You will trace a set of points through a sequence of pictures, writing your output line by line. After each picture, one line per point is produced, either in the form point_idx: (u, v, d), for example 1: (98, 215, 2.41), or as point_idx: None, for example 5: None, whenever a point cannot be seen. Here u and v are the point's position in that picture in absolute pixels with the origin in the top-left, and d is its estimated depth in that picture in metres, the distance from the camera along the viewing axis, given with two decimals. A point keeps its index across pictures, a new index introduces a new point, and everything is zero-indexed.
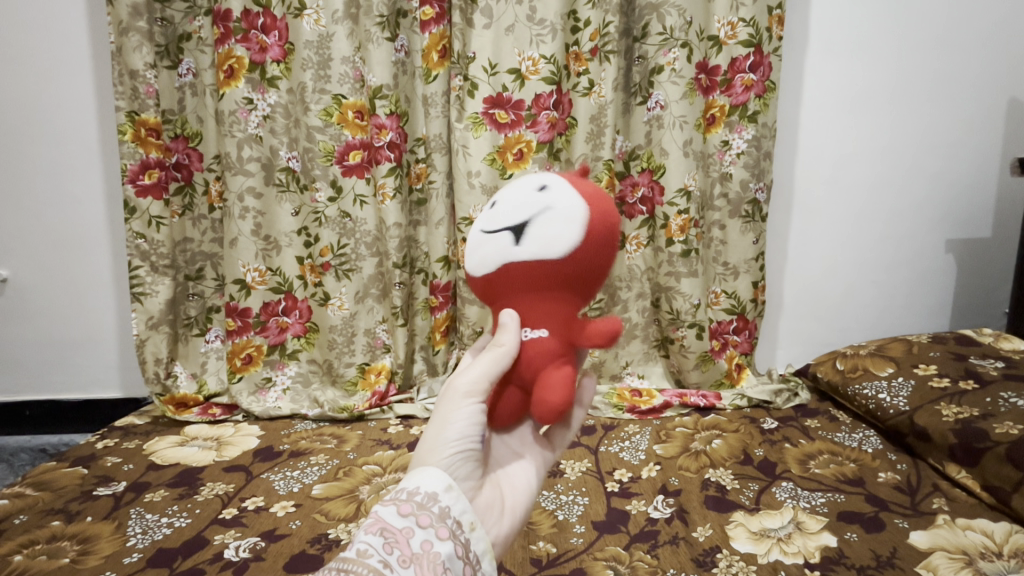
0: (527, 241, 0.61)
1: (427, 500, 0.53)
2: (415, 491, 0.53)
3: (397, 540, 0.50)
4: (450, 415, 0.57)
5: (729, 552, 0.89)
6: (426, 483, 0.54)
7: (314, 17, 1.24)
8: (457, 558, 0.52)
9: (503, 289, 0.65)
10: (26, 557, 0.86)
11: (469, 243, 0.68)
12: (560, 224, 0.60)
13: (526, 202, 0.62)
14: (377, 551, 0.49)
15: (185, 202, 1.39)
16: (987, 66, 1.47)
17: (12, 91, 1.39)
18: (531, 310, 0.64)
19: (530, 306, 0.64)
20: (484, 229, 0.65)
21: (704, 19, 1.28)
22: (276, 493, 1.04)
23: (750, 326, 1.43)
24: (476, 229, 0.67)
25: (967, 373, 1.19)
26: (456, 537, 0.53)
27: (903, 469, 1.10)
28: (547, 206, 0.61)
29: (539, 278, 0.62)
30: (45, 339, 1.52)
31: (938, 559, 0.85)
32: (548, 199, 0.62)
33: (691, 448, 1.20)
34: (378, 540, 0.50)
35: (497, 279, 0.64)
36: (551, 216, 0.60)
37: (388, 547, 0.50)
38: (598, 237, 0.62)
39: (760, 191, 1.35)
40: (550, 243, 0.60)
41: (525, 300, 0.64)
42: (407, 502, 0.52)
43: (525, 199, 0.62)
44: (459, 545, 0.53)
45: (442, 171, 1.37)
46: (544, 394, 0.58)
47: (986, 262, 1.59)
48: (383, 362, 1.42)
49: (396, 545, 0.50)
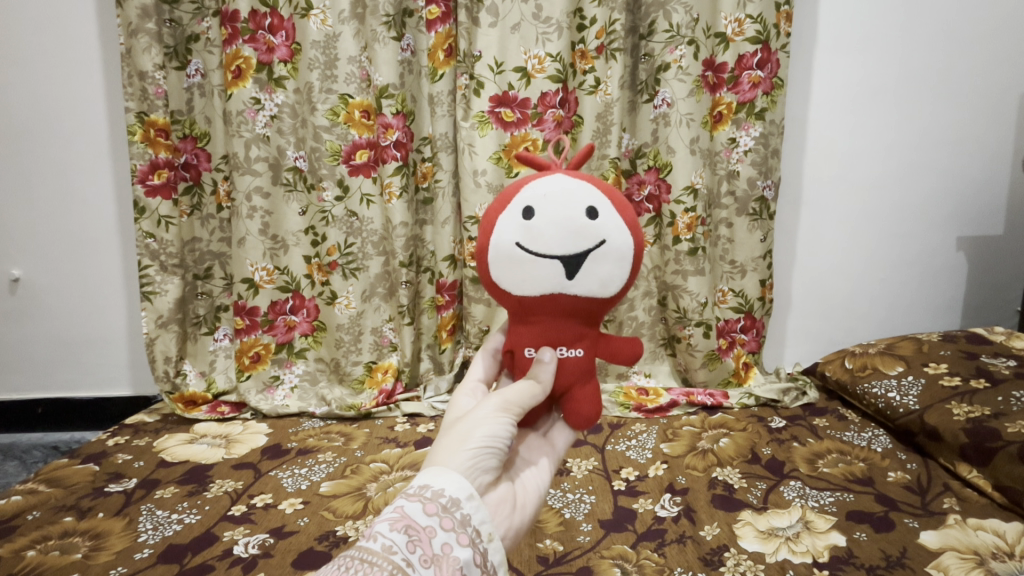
0: (578, 278, 0.66)
1: (451, 504, 0.53)
2: (440, 493, 0.53)
3: (420, 539, 0.50)
4: (482, 418, 0.59)
5: (736, 551, 0.88)
6: (448, 486, 0.54)
7: (320, 17, 1.25)
8: (474, 565, 0.52)
9: (541, 309, 0.69)
10: (38, 552, 0.87)
11: (496, 250, 0.67)
12: (615, 266, 0.66)
13: (581, 235, 0.64)
14: (401, 548, 0.49)
15: (194, 202, 1.39)
16: (996, 63, 1.45)
17: (23, 94, 1.40)
18: (560, 332, 0.71)
19: (560, 330, 0.71)
20: (524, 246, 0.65)
21: (711, 17, 1.27)
22: (284, 491, 1.05)
23: (759, 324, 1.42)
24: (512, 237, 0.66)
25: (978, 372, 1.18)
26: (476, 545, 0.53)
27: (914, 469, 1.09)
28: (602, 240, 0.65)
29: (585, 305, 0.69)
30: (57, 339, 1.54)
31: (948, 559, 0.84)
32: (603, 231, 0.65)
33: (698, 447, 1.20)
34: (402, 537, 0.50)
35: (537, 301, 0.69)
36: (605, 252, 0.65)
37: (411, 545, 0.50)
38: (634, 267, 0.69)
39: (768, 189, 1.34)
40: (604, 282, 0.67)
41: (562, 324, 0.70)
42: (432, 501, 0.52)
43: (580, 233, 0.64)
44: (477, 553, 0.53)
45: (447, 171, 1.39)
46: (580, 406, 0.71)
47: (996, 261, 1.57)
48: (390, 361, 1.44)
49: (419, 544, 0.50)
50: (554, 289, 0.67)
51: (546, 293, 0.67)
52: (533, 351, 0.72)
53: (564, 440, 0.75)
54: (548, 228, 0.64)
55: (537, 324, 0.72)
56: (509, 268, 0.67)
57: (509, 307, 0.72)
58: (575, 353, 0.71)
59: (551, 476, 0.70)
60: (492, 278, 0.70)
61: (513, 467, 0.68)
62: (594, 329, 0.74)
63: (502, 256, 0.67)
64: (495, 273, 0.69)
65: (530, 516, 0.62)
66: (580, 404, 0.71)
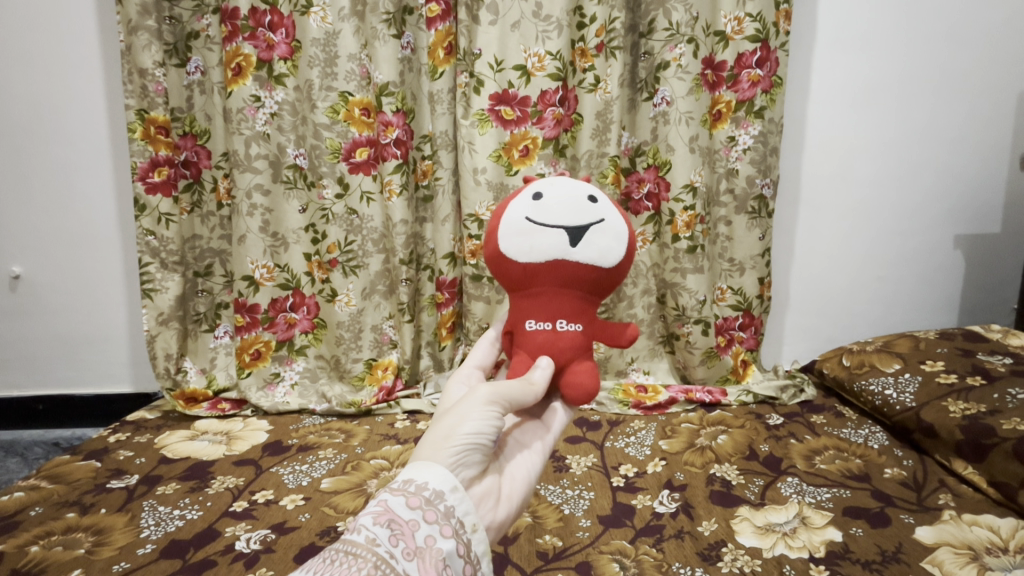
0: (582, 246, 0.70)
1: (434, 496, 0.53)
2: (423, 486, 0.53)
3: (402, 532, 0.51)
4: (467, 414, 0.59)
5: (734, 546, 0.89)
6: (432, 479, 0.54)
7: (320, 15, 1.25)
8: (458, 556, 0.53)
9: (543, 278, 0.73)
10: (41, 547, 0.88)
11: (505, 226, 0.72)
12: (614, 239, 0.71)
13: (583, 210, 0.70)
14: (383, 542, 0.50)
15: (194, 199, 1.40)
16: (996, 62, 1.46)
17: (22, 91, 1.40)
18: (561, 304, 0.74)
19: (560, 303, 0.74)
20: (533, 218, 0.70)
21: (711, 15, 1.28)
22: (285, 487, 1.05)
23: (757, 322, 1.43)
24: (521, 212, 0.71)
25: (974, 370, 1.19)
26: (459, 536, 0.54)
27: (910, 464, 1.10)
28: (601, 218, 0.71)
29: (587, 276, 0.72)
30: (57, 336, 1.54)
31: (943, 554, 0.85)
32: (602, 212, 0.72)
33: (696, 444, 1.21)
34: (385, 531, 0.50)
35: (541, 269, 0.72)
36: (605, 227, 0.71)
37: (394, 538, 0.50)
38: (630, 249, 0.74)
39: (767, 187, 1.35)
40: (604, 253, 0.71)
41: (562, 295, 0.73)
42: (416, 495, 0.53)
43: (582, 207, 0.70)
44: (461, 544, 0.54)
45: (448, 168, 1.39)
46: (578, 380, 0.72)
47: (993, 259, 1.58)
48: (390, 358, 1.44)
49: (401, 538, 0.51)
50: (559, 257, 0.70)
51: (551, 259, 0.70)
52: (534, 324, 0.75)
53: (559, 420, 0.76)
54: (554, 202, 0.70)
55: (538, 297, 0.75)
56: (516, 238, 0.71)
57: (511, 280, 0.74)
58: (574, 328, 0.75)
59: (545, 458, 0.71)
60: (498, 253, 0.73)
61: (504, 453, 0.69)
62: (592, 310, 0.77)
63: (512, 229, 0.71)
64: (502, 246, 0.72)
65: (520, 504, 0.63)
66: (577, 376, 0.73)
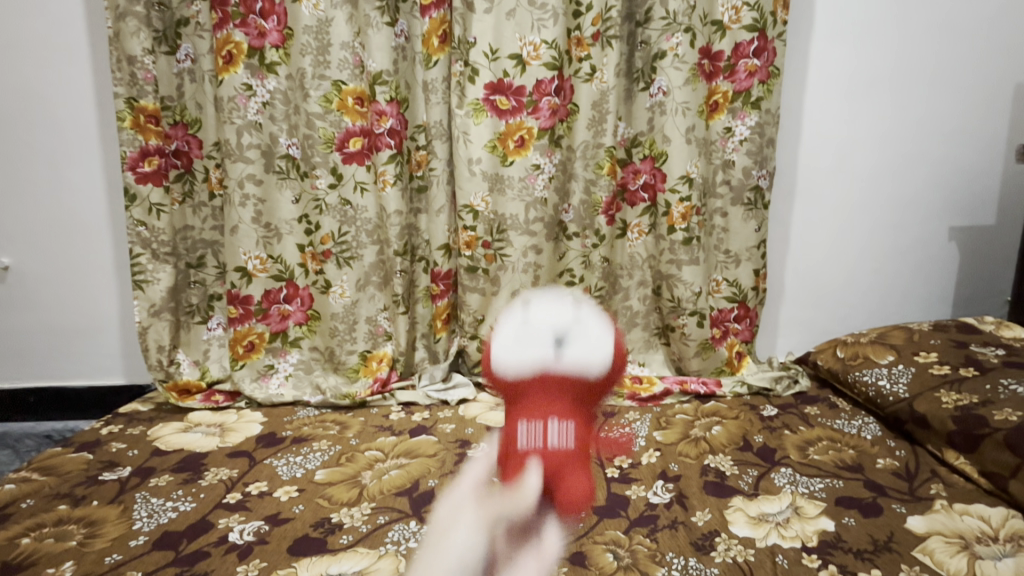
0: (568, 354, 0.69)
1: None
2: None
3: None
4: None
5: (728, 536, 0.90)
6: None
7: (313, 2, 1.23)
8: None
9: (533, 389, 0.73)
10: (32, 540, 0.87)
11: (495, 337, 0.72)
12: (601, 346, 0.70)
13: (569, 320, 0.70)
14: None
15: (185, 189, 1.38)
16: (992, 53, 1.45)
17: (9, 78, 1.38)
18: (552, 412, 0.74)
19: (552, 409, 0.74)
20: (519, 328, 0.71)
21: (708, 3, 1.26)
22: (279, 478, 1.05)
23: (752, 313, 1.43)
24: (509, 323, 0.72)
25: (967, 361, 1.19)
26: None
27: (902, 455, 1.11)
28: (587, 325, 0.71)
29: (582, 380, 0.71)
30: (47, 328, 1.53)
31: (934, 543, 0.86)
32: (588, 319, 0.71)
33: (691, 435, 1.21)
34: None
35: (529, 380, 0.71)
36: (591, 335, 0.70)
37: None
38: (620, 355, 0.73)
39: (763, 178, 1.35)
40: (592, 360, 0.69)
41: (553, 399, 0.73)
42: None
43: (567, 317, 0.70)
44: None
45: (442, 159, 1.37)
46: (571, 493, 0.77)
47: (987, 251, 1.59)
48: (384, 350, 1.43)
49: None
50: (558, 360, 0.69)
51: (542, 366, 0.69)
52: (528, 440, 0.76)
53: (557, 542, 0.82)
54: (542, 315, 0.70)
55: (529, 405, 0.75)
56: (507, 349, 0.70)
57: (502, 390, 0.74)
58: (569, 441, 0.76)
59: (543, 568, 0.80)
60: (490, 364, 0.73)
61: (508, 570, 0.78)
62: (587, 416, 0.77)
63: (500, 339, 0.71)
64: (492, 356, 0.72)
65: None
66: (572, 488, 0.77)
